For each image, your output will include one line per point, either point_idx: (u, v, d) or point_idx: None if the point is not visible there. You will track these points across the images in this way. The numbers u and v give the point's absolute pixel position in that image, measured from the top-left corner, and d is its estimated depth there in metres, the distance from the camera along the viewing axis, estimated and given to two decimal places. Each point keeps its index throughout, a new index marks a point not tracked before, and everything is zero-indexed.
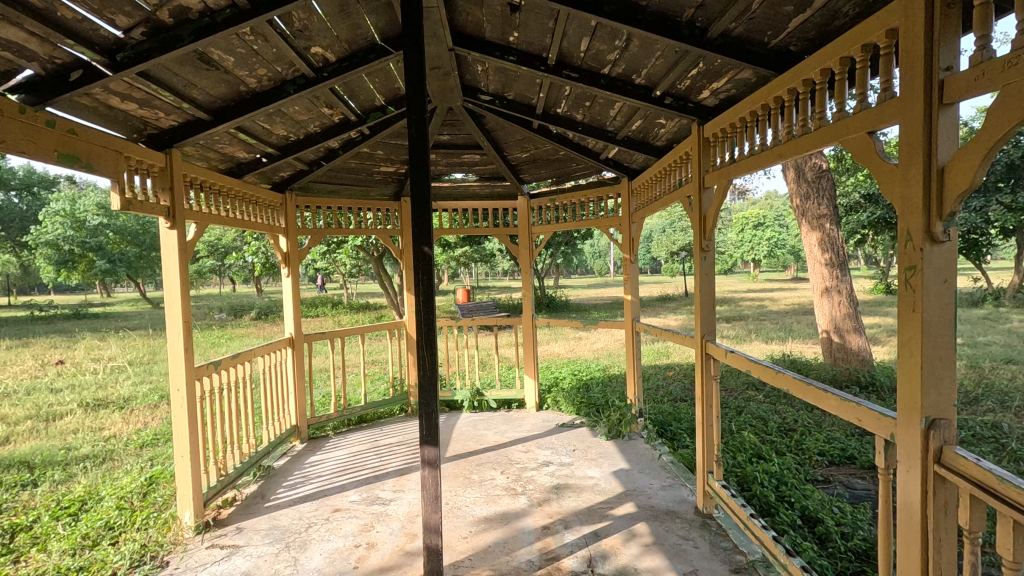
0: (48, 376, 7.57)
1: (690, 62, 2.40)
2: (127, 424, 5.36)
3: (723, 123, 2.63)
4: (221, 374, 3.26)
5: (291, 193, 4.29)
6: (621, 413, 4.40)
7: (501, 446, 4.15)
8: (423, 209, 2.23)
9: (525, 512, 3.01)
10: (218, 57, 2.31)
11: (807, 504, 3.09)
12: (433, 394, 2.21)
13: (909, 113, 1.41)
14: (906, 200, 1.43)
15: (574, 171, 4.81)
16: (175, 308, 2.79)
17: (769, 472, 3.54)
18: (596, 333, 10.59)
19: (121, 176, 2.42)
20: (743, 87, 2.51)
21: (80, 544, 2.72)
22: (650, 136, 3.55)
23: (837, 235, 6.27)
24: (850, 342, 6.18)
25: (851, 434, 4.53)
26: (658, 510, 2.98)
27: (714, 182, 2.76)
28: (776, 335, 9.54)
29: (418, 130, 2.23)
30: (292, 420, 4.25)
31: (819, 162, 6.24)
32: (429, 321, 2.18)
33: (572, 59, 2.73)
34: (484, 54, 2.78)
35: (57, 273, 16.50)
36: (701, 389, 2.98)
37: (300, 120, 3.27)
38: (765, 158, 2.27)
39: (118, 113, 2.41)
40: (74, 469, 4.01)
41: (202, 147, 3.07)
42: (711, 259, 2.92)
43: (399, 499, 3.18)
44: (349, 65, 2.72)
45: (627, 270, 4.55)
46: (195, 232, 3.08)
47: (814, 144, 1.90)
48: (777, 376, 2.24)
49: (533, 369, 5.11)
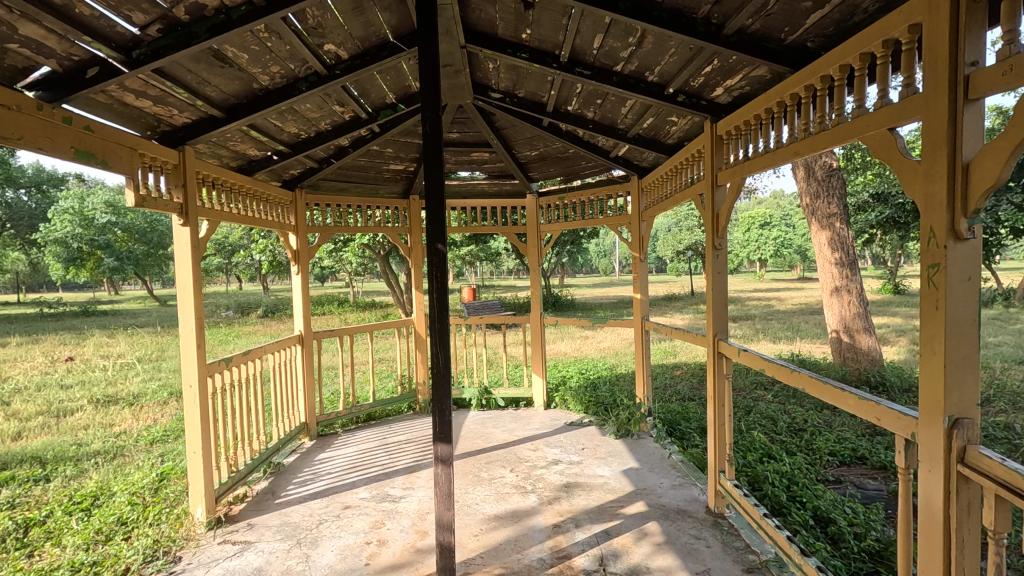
0: (57, 372, 7.63)
1: (704, 59, 2.38)
2: (137, 420, 5.40)
3: (738, 119, 2.60)
4: (232, 371, 3.28)
5: (300, 190, 4.30)
6: (630, 412, 4.39)
7: (510, 444, 4.15)
8: (437, 207, 2.23)
9: (535, 510, 3.01)
10: (232, 55, 2.32)
11: (819, 504, 3.08)
12: (445, 390, 2.21)
13: (933, 108, 1.38)
14: (930, 198, 1.40)
15: (583, 169, 4.80)
16: (188, 306, 2.80)
17: (779, 471, 3.53)
18: (603, 333, 10.58)
19: (135, 173, 2.43)
20: (757, 85, 2.49)
21: (94, 539, 2.73)
22: (661, 134, 3.53)
23: (847, 235, 6.21)
24: (859, 342, 6.14)
25: (862, 434, 4.49)
26: (669, 510, 2.97)
27: (727, 180, 2.73)
28: (783, 335, 9.46)
29: (433, 127, 2.22)
30: (301, 417, 4.27)
31: (829, 160, 6.19)
32: (442, 317, 2.18)
33: (584, 56, 2.72)
34: (496, 52, 2.77)
35: (66, 270, 16.60)
36: (712, 387, 2.96)
37: (312, 117, 3.28)
38: (779, 155, 2.25)
39: (133, 111, 2.43)
40: (85, 465, 4.05)
41: (215, 145, 3.08)
42: (724, 257, 2.89)
43: (409, 496, 3.19)
44: (362, 63, 2.72)
45: (637, 269, 4.53)
46: (206, 229, 3.08)
47: (830, 141, 1.88)
48: (791, 375, 2.20)
49: (541, 368, 5.10)
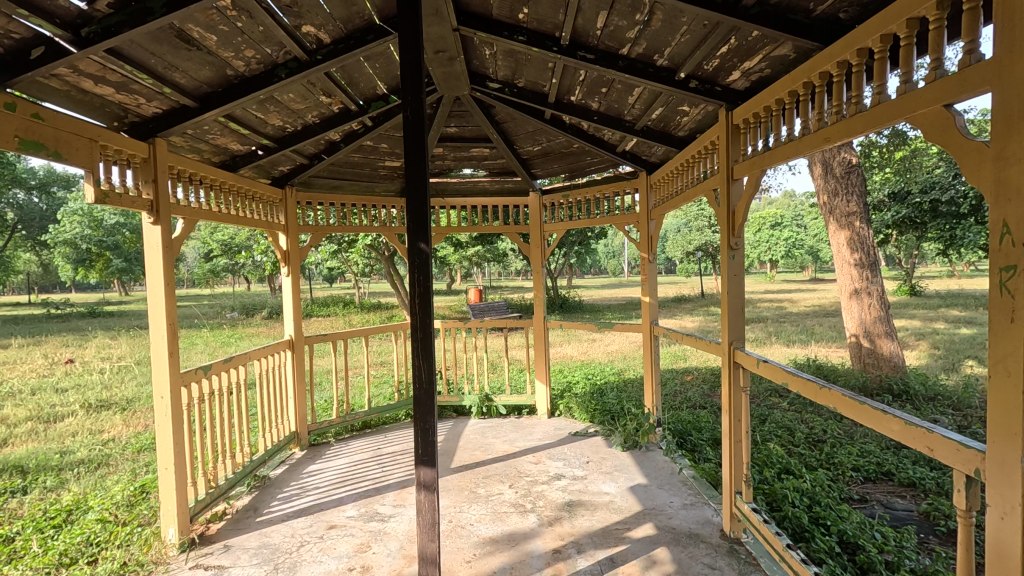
0: (55, 375, 7.51)
1: (719, 37, 2.13)
2: (127, 426, 5.24)
3: (756, 105, 2.34)
4: (211, 379, 3.10)
5: (291, 188, 4.10)
6: (638, 422, 4.15)
7: (510, 456, 3.92)
8: (420, 204, 2.02)
9: (534, 533, 2.77)
10: (199, 36, 2.12)
11: (845, 528, 2.82)
12: (429, 408, 1.99)
13: (1008, 76, 1.13)
14: (1003, 185, 1.15)
15: (588, 165, 4.56)
16: (159, 310, 2.60)
17: (800, 490, 3.26)
18: (610, 335, 10.33)
19: (95, 167, 2.24)
20: (779, 66, 2.22)
21: (56, 562, 2.55)
22: (672, 125, 3.29)
23: (867, 234, 5.90)
24: (881, 348, 5.84)
25: (886, 448, 4.21)
26: (681, 533, 2.72)
27: (744, 174, 2.48)
28: (798, 339, 9.14)
29: (414, 113, 2.01)
30: (291, 426, 4.07)
31: (848, 156, 5.87)
32: (426, 325, 1.98)
33: (587, 38, 2.49)
34: (492, 35, 2.52)
35: (74, 271, 16.58)
36: (727, 400, 2.71)
37: (296, 109, 3.07)
38: (804, 144, 1.99)
39: (93, 99, 2.24)
40: (66, 475, 3.88)
41: (192, 138, 2.90)
42: (741, 258, 2.62)
43: (399, 515, 2.97)
44: (345, 48, 2.50)
45: (645, 270, 4.27)
46: (181, 229, 2.88)
47: (866, 125, 1.62)
48: (822, 393, 1.92)
49: (544, 374, 4.87)
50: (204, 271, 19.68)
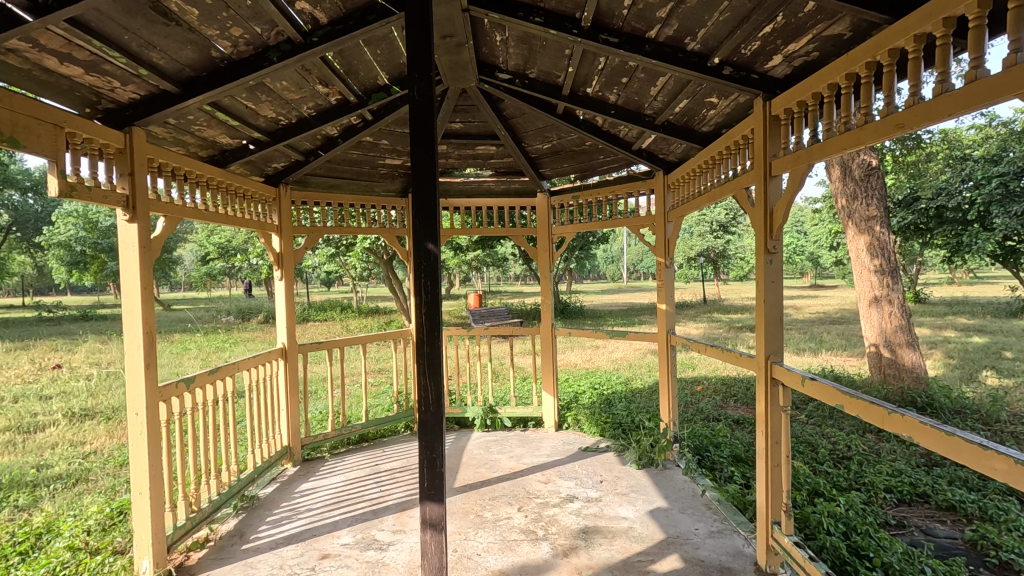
0: (40, 382, 7.20)
1: (766, 13, 1.89)
2: (111, 437, 4.97)
3: (803, 92, 2.08)
4: (194, 392, 2.85)
5: (286, 186, 3.86)
6: (654, 438, 3.89)
7: (517, 474, 3.66)
8: (428, 199, 1.77)
9: (548, 565, 2.51)
10: (177, 9, 1.87)
11: (890, 560, 2.56)
12: (435, 433, 1.75)
13: None
14: None
15: (600, 163, 4.32)
16: (134, 317, 2.34)
17: (834, 514, 3.00)
18: (614, 342, 10.10)
19: (60, 157, 1.99)
20: (830, 48, 1.99)
21: None
22: (695, 120, 3.07)
23: (888, 239, 5.67)
24: (902, 358, 5.59)
25: (917, 466, 3.95)
26: (711, 567, 2.46)
27: (785, 169, 2.23)
28: (808, 346, 8.89)
29: (422, 94, 1.77)
30: (284, 440, 3.81)
31: (867, 159, 5.64)
32: (433, 337, 1.74)
33: (612, 19, 2.25)
34: (505, 16, 2.26)
35: (68, 274, 16.25)
36: (763, 418, 2.45)
37: (290, 99, 2.83)
38: (865, 134, 1.73)
39: (59, 80, 2.00)
40: (41, 492, 3.61)
41: (175, 128, 2.66)
42: (779, 262, 2.36)
43: (399, 543, 2.70)
44: (343, 28, 2.24)
45: (661, 275, 4.00)
46: (162, 228, 2.63)
47: (957, 107, 1.36)
48: (891, 419, 1.67)
49: (552, 384, 4.61)
50: (202, 274, 19.43)
